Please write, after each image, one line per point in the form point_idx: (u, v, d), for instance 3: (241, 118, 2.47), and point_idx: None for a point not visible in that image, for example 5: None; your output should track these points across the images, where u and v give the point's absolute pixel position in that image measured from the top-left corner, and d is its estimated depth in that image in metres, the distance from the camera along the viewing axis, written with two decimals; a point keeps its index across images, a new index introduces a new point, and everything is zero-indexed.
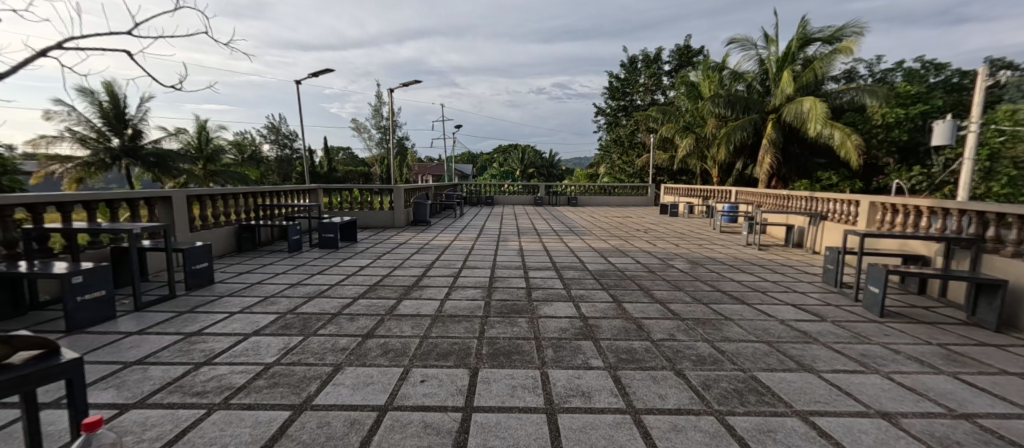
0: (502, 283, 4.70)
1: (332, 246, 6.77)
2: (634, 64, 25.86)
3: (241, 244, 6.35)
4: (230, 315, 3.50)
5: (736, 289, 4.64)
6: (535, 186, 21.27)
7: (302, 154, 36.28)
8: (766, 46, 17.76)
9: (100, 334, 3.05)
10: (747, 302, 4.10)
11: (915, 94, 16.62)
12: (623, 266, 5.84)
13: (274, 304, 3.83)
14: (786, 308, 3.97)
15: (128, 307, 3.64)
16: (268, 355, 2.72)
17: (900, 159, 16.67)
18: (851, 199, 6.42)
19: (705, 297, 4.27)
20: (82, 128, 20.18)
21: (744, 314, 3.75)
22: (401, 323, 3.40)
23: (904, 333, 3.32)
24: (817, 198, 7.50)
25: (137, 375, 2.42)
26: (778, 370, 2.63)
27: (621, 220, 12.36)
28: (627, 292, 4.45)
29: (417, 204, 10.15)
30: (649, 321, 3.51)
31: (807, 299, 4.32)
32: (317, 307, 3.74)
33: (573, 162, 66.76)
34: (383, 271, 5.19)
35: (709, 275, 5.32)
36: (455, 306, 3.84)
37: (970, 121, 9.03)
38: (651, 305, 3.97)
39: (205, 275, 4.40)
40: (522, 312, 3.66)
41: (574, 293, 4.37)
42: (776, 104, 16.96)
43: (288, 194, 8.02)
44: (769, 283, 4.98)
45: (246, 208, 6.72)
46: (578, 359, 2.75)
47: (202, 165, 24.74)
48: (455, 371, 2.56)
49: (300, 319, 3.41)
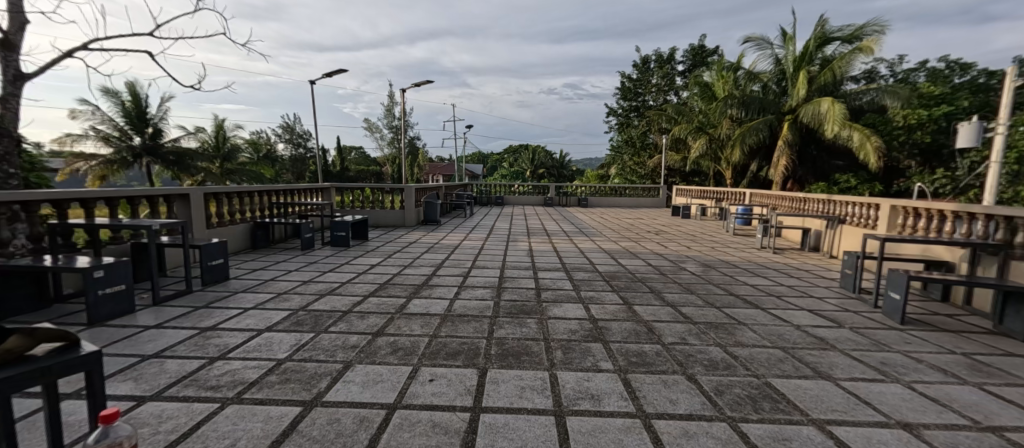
0: (510, 283, 4.69)
1: (343, 244, 6.84)
2: (647, 64, 25.64)
3: (256, 241, 6.44)
4: (244, 311, 3.56)
5: (749, 293, 4.56)
6: (546, 187, 21.21)
7: (315, 152, 36.75)
8: (783, 46, 17.45)
9: (119, 327, 3.12)
10: (762, 307, 4.03)
11: (939, 95, 16.09)
12: (633, 268, 5.78)
13: (287, 300, 3.88)
14: (801, 313, 3.89)
15: (147, 301, 3.72)
16: (281, 351, 2.75)
17: (922, 161, 16.23)
18: (870, 203, 6.26)
19: (718, 301, 4.20)
20: (105, 127, 20.77)
21: (758, 318, 3.68)
22: (411, 322, 3.41)
23: (926, 341, 3.22)
24: (835, 201, 7.34)
25: (154, 368, 2.47)
26: (793, 376, 2.58)
27: (633, 221, 12.24)
28: (638, 295, 4.40)
29: (427, 204, 10.24)
30: (660, 324, 3.46)
31: (824, 304, 4.22)
32: (328, 304, 3.77)
33: (583, 163, 66.59)
34: (393, 270, 5.23)
35: (722, 278, 5.24)
36: (465, 306, 3.84)
37: (998, 122, 8.75)
38: (662, 308, 3.92)
39: (220, 271, 4.48)
40: (531, 313, 3.65)
41: (584, 295, 4.34)
42: (793, 105, 16.68)
43: (300, 192, 8.11)
44: (784, 288, 4.89)
45: (260, 206, 6.84)
46: (588, 361, 2.73)
47: (219, 164, 25.30)
48: (464, 370, 2.56)
49: (312, 316, 3.44)
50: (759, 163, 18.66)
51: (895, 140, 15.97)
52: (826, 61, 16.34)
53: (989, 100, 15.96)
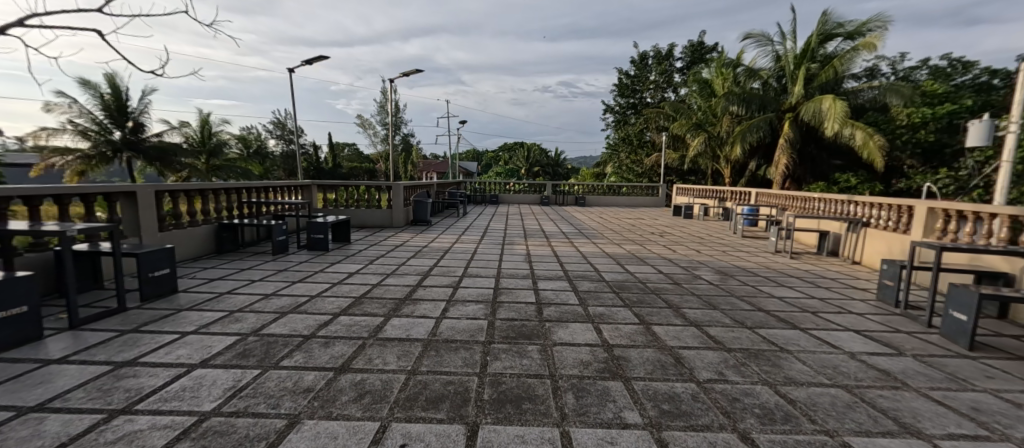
0: (508, 297, 4.05)
1: (322, 247, 6.18)
2: (645, 60, 25.13)
3: (222, 244, 5.75)
4: (181, 337, 2.90)
5: (779, 308, 3.97)
6: (542, 186, 20.63)
7: (307, 148, 35.84)
8: (783, 42, 17.04)
9: (11, 363, 2.46)
10: (800, 327, 3.43)
11: (942, 94, 15.98)
12: (643, 276, 5.16)
13: (238, 321, 3.23)
14: (848, 335, 3.30)
15: (63, 324, 3.04)
16: (208, 400, 2.12)
17: (923, 161, 15.98)
18: (901, 205, 5.67)
19: (747, 319, 3.61)
20: (82, 121, 19.83)
21: (801, 343, 3.10)
22: (386, 351, 2.78)
23: (1012, 375, 2.65)
24: (855, 202, 6.76)
25: (25, 431, 1.83)
26: (874, 433, 1.99)
27: (634, 222, 11.70)
28: (653, 311, 3.78)
29: (417, 203, 9.58)
30: (689, 352, 2.86)
31: (869, 323, 3.64)
32: (288, 327, 3.12)
33: (579, 162, 66.20)
34: (373, 280, 4.58)
35: (744, 290, 4.62)
36: (453, 328, 3.22)
37: (1010, 120, 8.26)
38: (686, 329, 3.31)
39: (165, 284, 3.81)
40: (533, 338, 3.04)
41: (593, 312, 3.72)
42: (793, 102, 16.21)
43: (277, 191, 7.43)
44: (815, 301, 4.29)
45: (228, 205, 6.17)
46: (607, 410, 2.13)
47: (205, 160, 24.50)
48: (448, 427, 1.95)
49: (264, 344, 2.80)
50: (758, 162, 18.31)
51: (897, 140, 15.85)
52: (827, 58, 15.94)
53: (992, 98, 15.70)
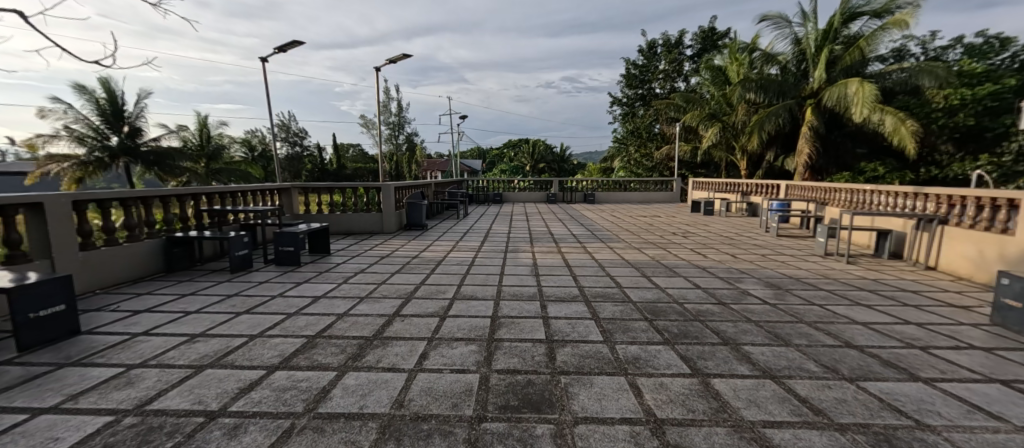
0: (509, 333, 3.08)
1: (292, 262, 5.26)
2: (654, 49, 23.89)
3: (172, 262, 4.84)
4: (24, 420, 1.97)
5: (873, 342, 2.94)
6: (549, 182, 19.60)
7: (311, 150, 35.22)
8: (803, 23, 15.78)
9: None
10: (921, 378, 2.42)
11: (982, 73, 14.35)
12: (678, 294, 4.13)
13: (129, 385, 2.30)
14: (1001, 391, 2.28)
15: None
16: None
17: (957, 147, 14.46)
18: (994, 199, 4.59)
19: (843, 364, 2.59)
20: (78, 127, 19.18)
21: (940, 410, 2.09)
22: (320, 443, 1.83)
23: None
24: (922, 193, 5.67)
25: None
26: None
27: (651, 220, 10.67)
28: (705, 352, 2.78)
29: (410, 205, 8.67)
30: (783, 437, 1.86)
31: (1016, 366, 2.59)
32: (195, 396, 2.19)
33: (584, 157, 65.13)
34: (339, 308, 3.63)
35: (814, 312, 3.59)
36: (430, 391, 2.25)
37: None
38: (762, 386, 2.31)
39: (60, 325, 2.91)
40: (545, 411, 2.07)
41: (625, 355, 2.72)
42: (815, 88, 15.03)
43: (248, 196, 6.52)
44: (913, 328, 3.26)
45: (181, 215, 5.25)
46: None
47: (204, 163, 23.78)
48: None
49: (140, 436, 1.87)
50: (776, 152, 17.20)
51: (932, 124, 14.32)
52: (850, 39, 14.64)
53: None
